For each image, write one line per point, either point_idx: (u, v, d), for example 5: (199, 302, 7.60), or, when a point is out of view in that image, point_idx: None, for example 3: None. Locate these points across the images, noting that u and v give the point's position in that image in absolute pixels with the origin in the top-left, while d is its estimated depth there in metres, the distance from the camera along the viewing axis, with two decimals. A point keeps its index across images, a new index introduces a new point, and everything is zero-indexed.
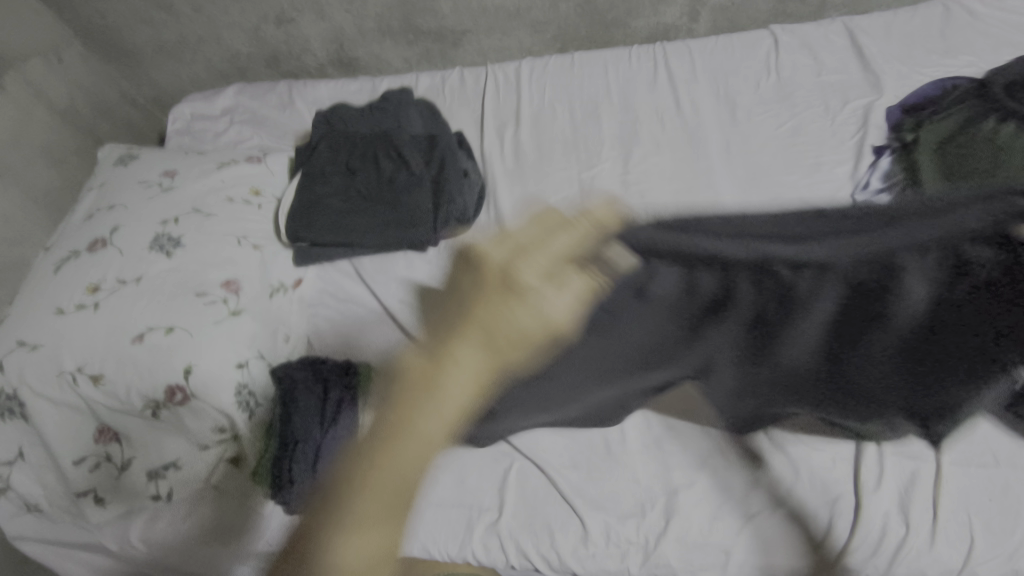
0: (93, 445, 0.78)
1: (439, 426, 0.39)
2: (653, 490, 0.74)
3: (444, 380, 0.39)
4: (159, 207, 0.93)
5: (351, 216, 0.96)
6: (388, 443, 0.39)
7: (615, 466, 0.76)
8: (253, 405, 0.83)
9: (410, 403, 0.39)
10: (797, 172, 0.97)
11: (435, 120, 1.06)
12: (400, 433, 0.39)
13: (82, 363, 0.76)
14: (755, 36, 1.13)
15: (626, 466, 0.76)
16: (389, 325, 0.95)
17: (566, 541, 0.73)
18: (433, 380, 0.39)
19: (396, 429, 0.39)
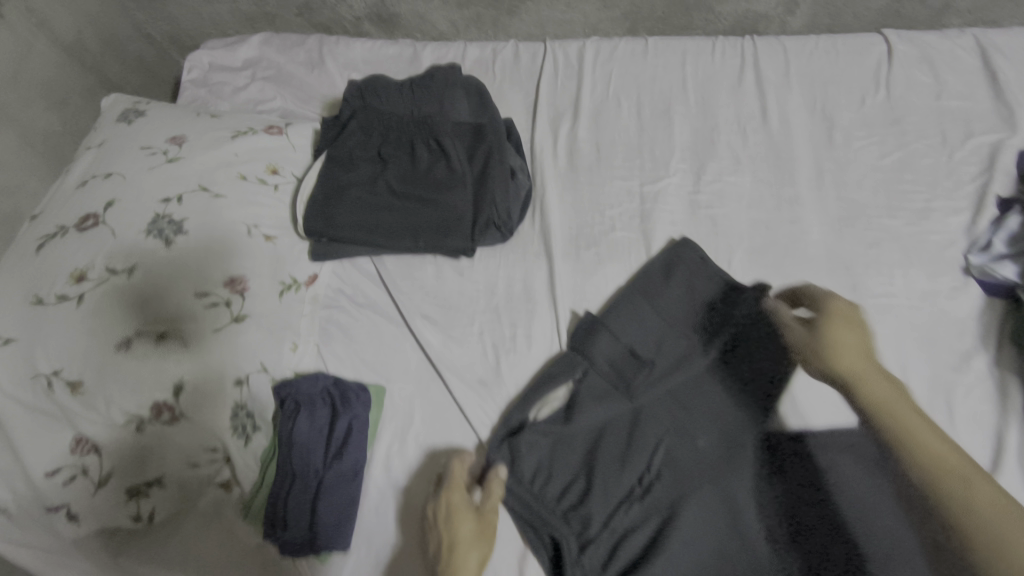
0: (69, 455, 0.69)
1: (936, 437, 0.56)
2: None
3: (949, 469, 0.53)
4: (161, 182, 0.80)
5: (379, 212, 0.84)
6: (905, 431, 0.57)
7: None
8: (251, 429, 0.74)
9: (952, 484, 0.53)
10: (901, 216, 0.82)
11: (484, 108, 0.92)
12: (933, 453, 0.55)
13: (59, 367, 0.67)
14: (866, 41, 0.96)
15: None
16: (412, 341, 0.84)
17: None
18: (965, 482, 0.53)
19: (919, 453, 0.55)
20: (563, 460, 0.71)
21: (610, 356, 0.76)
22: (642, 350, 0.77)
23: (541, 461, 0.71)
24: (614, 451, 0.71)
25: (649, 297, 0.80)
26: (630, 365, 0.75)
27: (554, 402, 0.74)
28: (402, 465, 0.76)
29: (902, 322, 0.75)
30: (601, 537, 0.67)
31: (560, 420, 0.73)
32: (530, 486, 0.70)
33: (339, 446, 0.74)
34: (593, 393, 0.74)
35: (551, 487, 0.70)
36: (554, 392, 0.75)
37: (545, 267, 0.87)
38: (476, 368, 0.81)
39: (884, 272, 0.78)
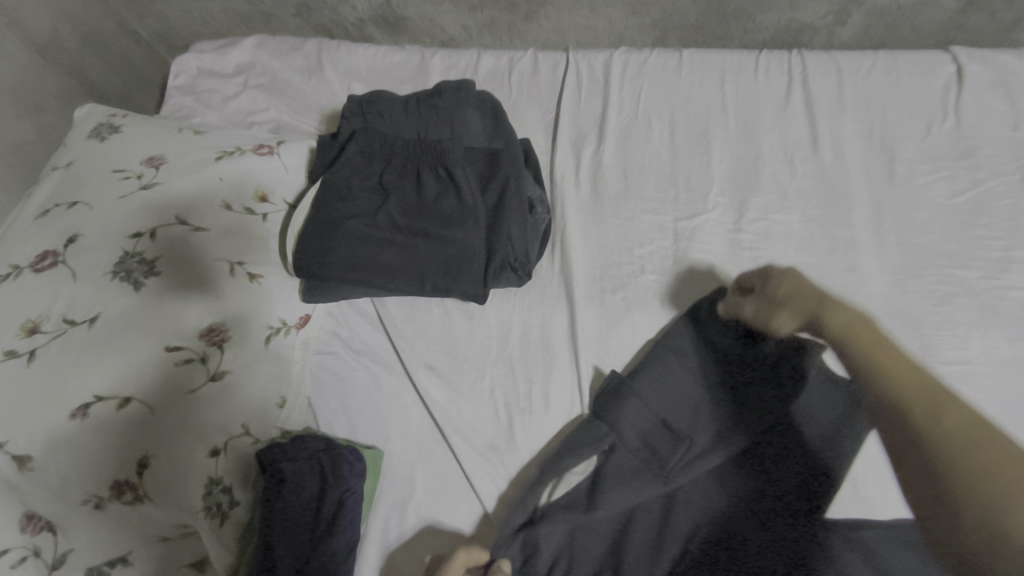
0: (19, 534, 0.61)
1: (912, 371, 0.47)
2: None
3: (931, 392, 0.44)
4: (132, 213, 0.71)
5: (379, 249, 0.74)
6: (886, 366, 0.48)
7: None
8: (229, 505, 0.63)
9: (937, 425, 0.42)
10: (976, 267, 0.72)
11: (500, 131, 0.82)
12: (903, 381, 0.46)
13: (4, 439, 0.58)
14: (932, 60, 0.85)
15: None
16: (414, 396, 0.75)
17: None
18: (949, 401, 0.43)
19: (898, 381, 0.46)
20: (585, 557, 0.61)
21: (639, 429, 0.66)
22: (678, 420, 0.66)
23: (559, 554, 0.62)
24: (641, 545, 0.60)
25: (688, 355, 0.69)
26: (664, 437, 0.65)
27: (572, 481, 0.65)
28: (401, 545, 0.67)
29: (980, 395, 0.65)
30: None
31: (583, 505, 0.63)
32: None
33: (328, 525, 0.64)
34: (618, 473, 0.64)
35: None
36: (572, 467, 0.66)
37: (566, 314, 0.77)
38: (485, 431, 0.71)
39: (958, 333, 0.68)
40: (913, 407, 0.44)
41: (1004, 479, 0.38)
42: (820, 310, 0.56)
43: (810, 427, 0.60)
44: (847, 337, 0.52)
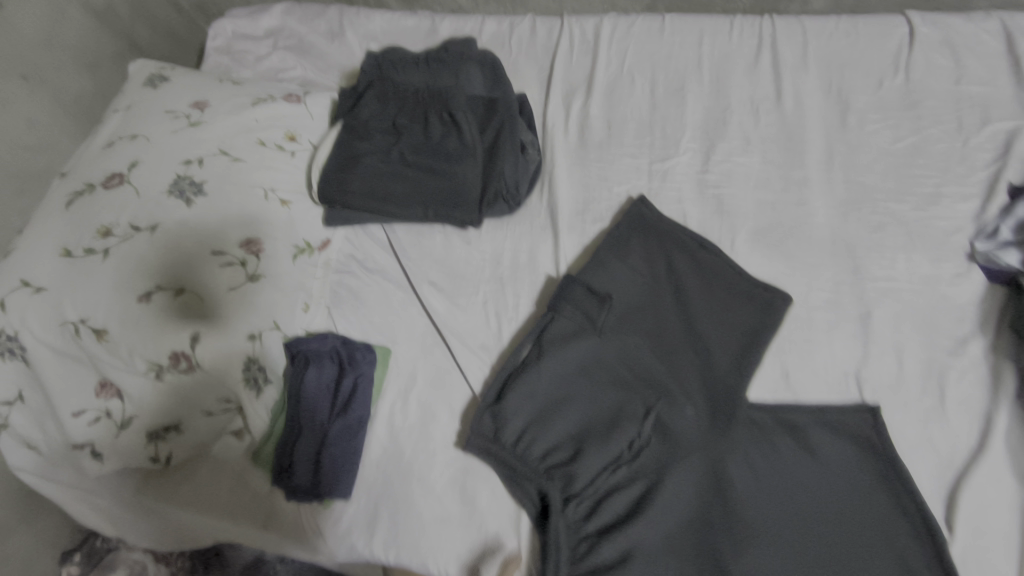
0: (94, 399, 0.74)
1: None
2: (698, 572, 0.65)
3: None
4: (183, 144, 0.84)
5: (391, 181, 0.87)
6: None
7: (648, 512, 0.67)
8: (263, 381, 0.77)
9: None
10: (909, 201, 0.82)
11: (498, 82, 0.94)
12: None
13: (85, 315, 0.71)
14: (887, 23, 0.95)
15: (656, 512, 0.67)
16: (419, 306, 0.87)
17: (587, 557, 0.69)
18: None
19: None
20: (552, 425, 0.72)
21: (586, 315, 0.77)
22: (617, 311, 0.78)
23: (524, 418, 0.73)
24: (599, 411, 0.73)
25: (620, 257, 0.82)
26: (598, 307, 0.77)
27: (540, 366, 0.75)
28: (404, 423, 0.79)
29: (902, 306, 0.75)
30: (582, 473, 0.69)
31: (546, 382, 0.74)
32: (511, 449, 0.72)
33: (343, 404, 0.78)
34: (572, 352, 0.76)
35: (537, 447, 0.72)
36: (527, 352, 0.77)
37: (551, 241, 0.89)
38: (478, 334, 0.84)
39: (887, 256, 0.79)
40: None
41: None
42: None
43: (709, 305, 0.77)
44: None
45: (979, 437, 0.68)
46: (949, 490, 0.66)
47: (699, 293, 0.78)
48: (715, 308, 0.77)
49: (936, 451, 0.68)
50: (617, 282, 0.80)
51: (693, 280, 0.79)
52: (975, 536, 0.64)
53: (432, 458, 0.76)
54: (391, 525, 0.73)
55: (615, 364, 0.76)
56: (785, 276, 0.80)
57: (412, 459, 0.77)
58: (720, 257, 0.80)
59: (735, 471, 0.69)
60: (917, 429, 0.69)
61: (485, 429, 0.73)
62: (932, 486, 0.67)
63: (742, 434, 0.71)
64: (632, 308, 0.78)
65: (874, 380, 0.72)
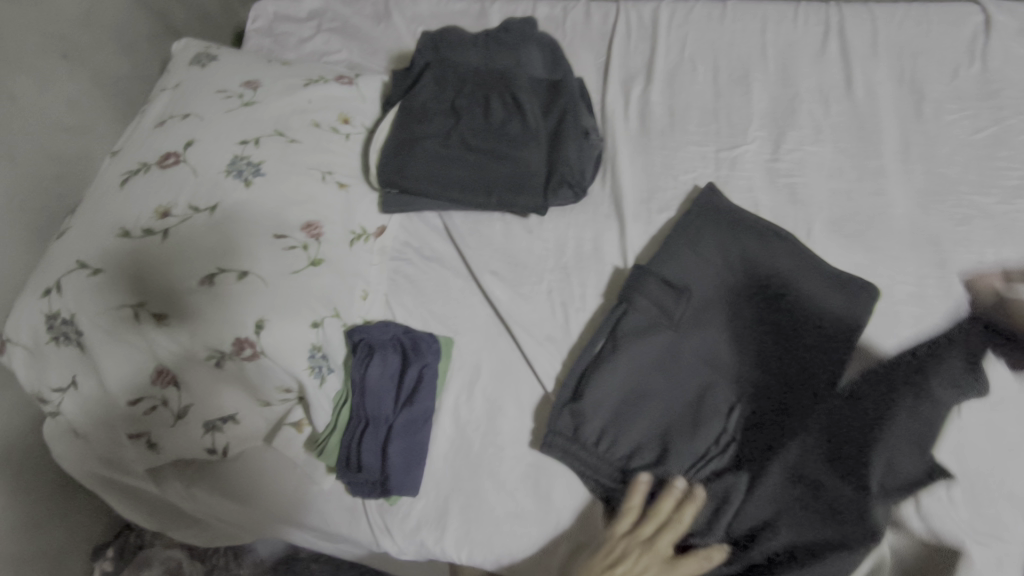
0: (151, 386, 0.70)
1: None
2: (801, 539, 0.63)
3: None
4: (239, 124, 0.81)
5: (452, 166, 0.84)
6: None
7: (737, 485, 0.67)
8: (327, 370, 0.73)
9: None
10: (994, 194, 0.79)
11: (559, 64, 0.90)
12: None
13: (145, 299, 0.68)
14: (960, 11, 0.92)
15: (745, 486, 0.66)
16: (480, 296, 0.84)
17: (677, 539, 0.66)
18: None
19: None
20: (632, 425, 0.70)
21: (661, 309, 0.74)
22: (692, 305, 0.75)
23: (603, 417, 0.71)
24: (680, 407, 0.71)
25: (693, 249, 0.78)
26: (672, 299, 0.74)
27: (616, 363, 0.72)
28: (469, 416, 0.77)
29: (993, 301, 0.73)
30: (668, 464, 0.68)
31: (623, 378, 0.72)
32: (592, 451, 0.70)
33: (410, 394, 0.74)
34: (648, 348, 0.73)
35: (619, 449, 0.70)
36: (602, 346, 0.74)
37: (616, 230, 0.86)
38: (544, 325, 0.80)
39: (974, 249, 0.76)
40: None
41: None
42: None
43: (793, 285, 0.74)
44: None
45: None
46: None
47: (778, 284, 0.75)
48: (797, 301, 0.73)
49: None
50: (689, 270, 0.77)
51: (773, 272, 0.75)
52: None
53: (502, 452, 0.74)
54: (463, 521, 0.71)
55: (693, 355, 0.73)
56: (866, 268, 0.77)
57: (481, 453, 0.74)
58: (799, 248, 0.76)
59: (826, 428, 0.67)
60: None
61: (564, 428, 0.71)
62: None
63: (830, 408, 0.67)
64: (704, 295, 0.76)
65: None
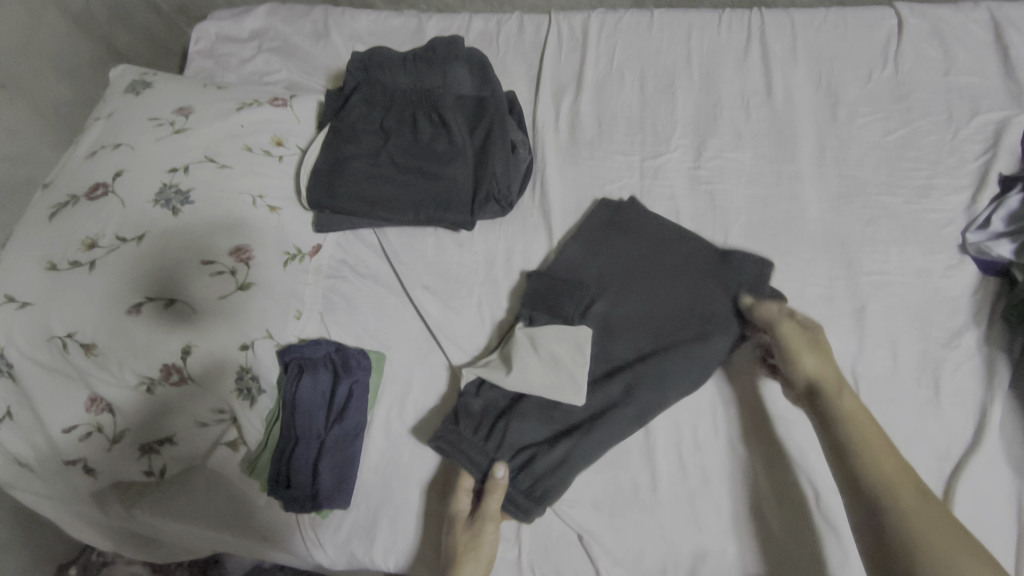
0: (84, 414, 0.72)
1: (919, 498, 0.53)
2: (699, 527, 0.69)
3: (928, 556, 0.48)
4: (168, 151, 0.82)
5: (380, 186, 0.86)
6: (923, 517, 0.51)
7: (635, 459, 0.73)
8: (257, 391, 0.76)
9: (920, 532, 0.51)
10: (901, 194, 0.82)
11: (487, 81, 0.93)
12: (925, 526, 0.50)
13: (74, 330, 0.70)
14: (876, 15, 0.94)
15: (643, 464, 0.72)
16: (412, 311, 0.86)
17: (589, 520, 0.70)
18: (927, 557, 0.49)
19: (910, 496, 0.53)
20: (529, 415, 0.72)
21: (565, 303, 0.78)
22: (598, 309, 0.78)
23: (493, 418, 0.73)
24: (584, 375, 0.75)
25: (602, 255, 0.81)
26: (568, 294, 0.78)
27: (522, 349, 0.74)
28: (400, 429, 0.79)
29: (896, 299, 0.76)
30: (543, 449, 0.71)
31: (531, 370, 0.73)
32: (485, 446, 0.71)
33: (340, 411, 0.77)
34: (551, 337, 0.74)
35: (505, 448, 0.71)
36: (516, 340, 0.75)
37: (543, 241, 0.88)
38: (473, 338, 0.83)
39: (880, 250, 0.79)
40: (897, 501, 0.53)
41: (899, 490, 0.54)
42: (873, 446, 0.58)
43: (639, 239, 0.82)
44: (856, 437, 0.59)
45: (975, 429, 0.68)
46: (946, 481, 0.67)
47: (671, 275, 0.79)
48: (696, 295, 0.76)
49: (931, 444, 0.68)
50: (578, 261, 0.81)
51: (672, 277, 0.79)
52: (978, 531, 0.64)
53: (431, 461, 0.77)
54: (391, 530, 0.75)
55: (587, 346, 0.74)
56: (778, 271, 0.80)
57: (410, 465, 0.77)
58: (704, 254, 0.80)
59: (693, 342, 0.73)
60: (913, 421, 0.69)
61: (450, 432, 0.73)
62: (929, 477, 0.67)
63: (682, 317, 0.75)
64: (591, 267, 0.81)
65: (869, 374, 0.72)
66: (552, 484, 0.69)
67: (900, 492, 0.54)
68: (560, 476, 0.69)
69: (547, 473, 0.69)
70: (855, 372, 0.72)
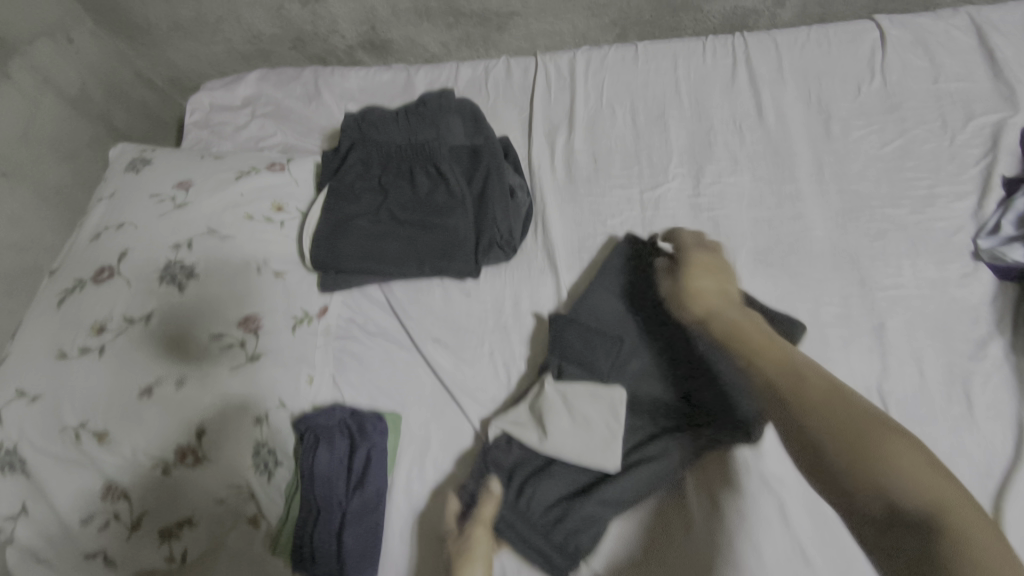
0: (102, 502, 0.70)
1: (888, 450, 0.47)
2: None
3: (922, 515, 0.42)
4: (170, 228, 0.82)
5: (383, 241, 0.86)
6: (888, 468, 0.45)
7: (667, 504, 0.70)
8: (274, 464, 0.75)
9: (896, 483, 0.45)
10: (906, 205, 0.82)
11: (480, 128, 0.93)
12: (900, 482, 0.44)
13: (86, 419, 0.69)
14: (858, 29, 0.95)
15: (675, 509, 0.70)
16: (425, 366, 0.86)
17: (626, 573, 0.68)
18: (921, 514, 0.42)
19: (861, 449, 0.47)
20: (563, 473, 0.70)
21: (599, 358, 0.75)
22: (634, 362, 0.77)
23: (526, 477, 0.71)
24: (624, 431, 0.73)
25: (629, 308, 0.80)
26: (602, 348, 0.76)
27: (552, 406, 0.72)
28: (423, 490, 0.78)
29: (913, 313, 0.75)
30: (575, 502, 0.68)
31: (563, 431, 0.71)
32: (512, 501, 0.69)
33: (360, 476, 0.75)
34: (584, 396, 0.73)
35: (536, 505, 0.69)
36: (546, 395, 0.73)
37: (550, 283, 0.87)
38: (488, 388, 0.82)
39: (891, 263, 0.78)
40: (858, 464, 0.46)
41: (852, 444, 0.48)
42: (801, 403, 0.53)
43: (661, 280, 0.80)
44: (799, 403, 0.53)
45: (1015, 443, 0.66)
46: (992, 502, 0.64)
47: None
48: None
49: (972, 463, 0.66)
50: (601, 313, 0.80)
51: None
52: None
53: None
54: None
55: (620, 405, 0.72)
56: (791, 294, 0.78)
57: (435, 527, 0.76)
58: (745, 293, 0.76)
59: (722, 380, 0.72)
60: (949, 439, 0.67)
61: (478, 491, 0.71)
62: (974, 497, 0.64)
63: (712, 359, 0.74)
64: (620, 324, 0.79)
65: (897, 393, 0.70)
66: (585, 539, 0.67)
67: (846, 444, 0.48)
68: (594, 532, 0.67)
69: (581, 529, 0.67)
70: (882, 394, 0.71)
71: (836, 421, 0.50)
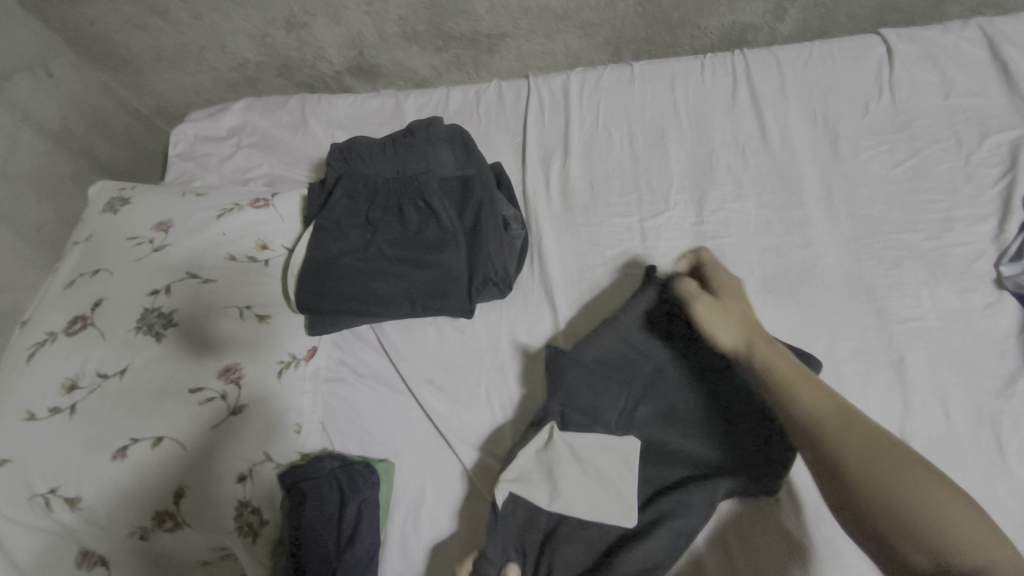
0: (77, 569, 0.68)
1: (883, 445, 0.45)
2: None
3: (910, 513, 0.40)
4: (148, 273, 0.79)
5: (372, 280, 0.81)
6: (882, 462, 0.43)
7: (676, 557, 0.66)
8: (258, 524, 0.70)
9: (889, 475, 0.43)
10: (922, 230, 0.77)
11: (472, 157, 0.89)
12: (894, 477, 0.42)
13: (56, 484, 0.65)
14: (863, 44, 0.91)
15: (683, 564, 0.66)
16: (418, 410, 0.81)
17: None
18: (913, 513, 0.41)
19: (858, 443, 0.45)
20: (576, 537, 0.66)
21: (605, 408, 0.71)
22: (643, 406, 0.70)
23: (537, 545, 0.67)
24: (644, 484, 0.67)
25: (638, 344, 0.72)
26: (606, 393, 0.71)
27: (560, 460, 0.69)
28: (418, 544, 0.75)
29: (935, 347, 0.70)
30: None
31: (574, 484, 0.68)
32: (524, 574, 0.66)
33: (351, 533, 0.70)
34: (596, 449, 0.69)
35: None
36: (554, 447, 0.69)
37: (548, 319, 0.83)
38: (485, 433, 0.78)
39: (909, 293, 0.74)
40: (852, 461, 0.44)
41: (852, 441, 0.46)
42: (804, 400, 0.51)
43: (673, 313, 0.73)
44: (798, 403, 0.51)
45: None
46: None
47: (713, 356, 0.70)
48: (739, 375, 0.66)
49: (1008, 512, 0.61)
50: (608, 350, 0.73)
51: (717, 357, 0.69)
52: None
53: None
54: None
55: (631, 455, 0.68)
56: (804, 327, 0.74)
57: None
58: None
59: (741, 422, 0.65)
60: (981, 486, 0.62)
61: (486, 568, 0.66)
62: None
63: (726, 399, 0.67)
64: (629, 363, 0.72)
65: (921, 435, 0.66)
66: None
67: (838, 441, 0.46)
68: None
69: None
70: (905, 436, 0.66)
71: (832, 419, 0.48)
